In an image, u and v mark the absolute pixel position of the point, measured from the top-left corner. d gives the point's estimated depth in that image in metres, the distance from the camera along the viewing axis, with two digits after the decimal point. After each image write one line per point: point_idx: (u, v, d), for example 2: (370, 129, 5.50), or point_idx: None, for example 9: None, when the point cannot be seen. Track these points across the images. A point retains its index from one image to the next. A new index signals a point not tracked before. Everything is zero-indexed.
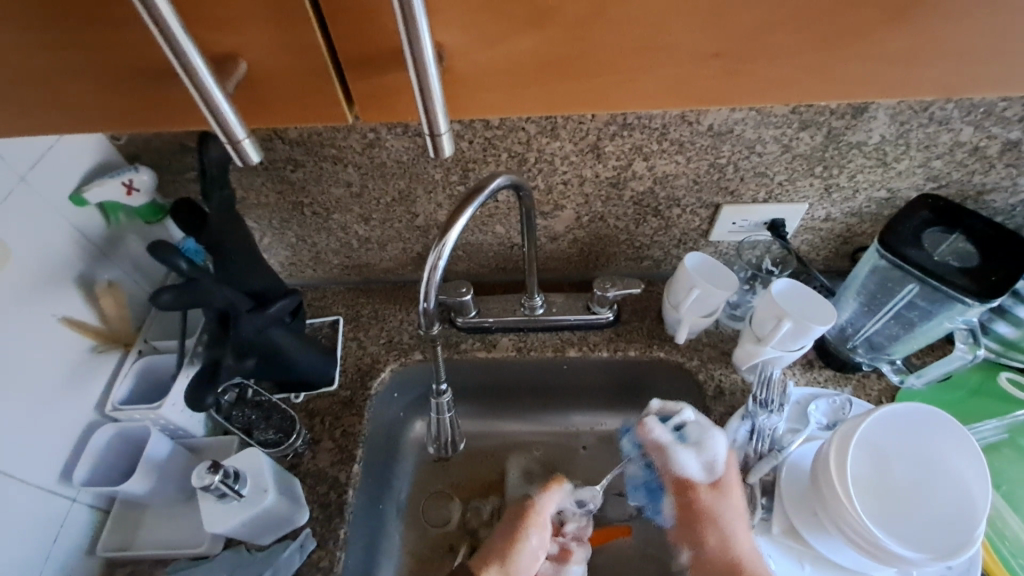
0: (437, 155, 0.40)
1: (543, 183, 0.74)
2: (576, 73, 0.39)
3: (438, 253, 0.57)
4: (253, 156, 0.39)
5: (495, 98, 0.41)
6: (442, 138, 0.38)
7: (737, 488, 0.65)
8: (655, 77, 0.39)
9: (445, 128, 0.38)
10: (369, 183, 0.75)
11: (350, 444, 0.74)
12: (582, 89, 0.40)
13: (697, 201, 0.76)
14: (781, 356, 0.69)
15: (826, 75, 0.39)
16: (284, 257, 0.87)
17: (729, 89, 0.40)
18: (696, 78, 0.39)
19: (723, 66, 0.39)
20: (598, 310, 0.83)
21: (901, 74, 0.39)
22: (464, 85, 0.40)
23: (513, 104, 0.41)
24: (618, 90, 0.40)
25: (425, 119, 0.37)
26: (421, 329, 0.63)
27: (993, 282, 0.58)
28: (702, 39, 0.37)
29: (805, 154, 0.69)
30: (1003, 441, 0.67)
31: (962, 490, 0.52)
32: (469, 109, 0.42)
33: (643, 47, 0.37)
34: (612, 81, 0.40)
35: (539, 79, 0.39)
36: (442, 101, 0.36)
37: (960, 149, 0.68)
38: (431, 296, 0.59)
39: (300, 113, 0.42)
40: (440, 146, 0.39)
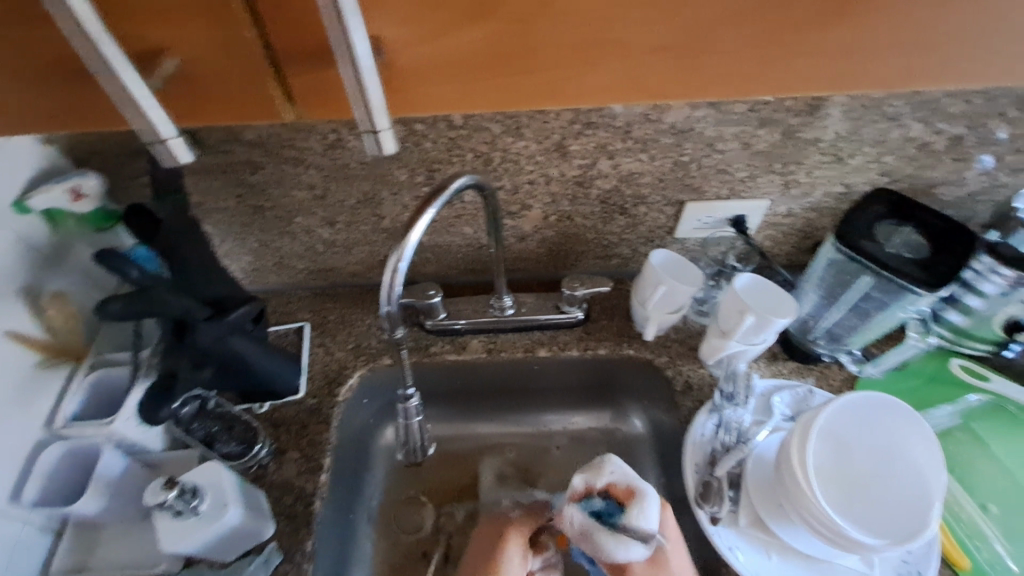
0: (380, 153, 0.39)
1: (509, 184, 0.74)
2: (524, 69, 0.39)
3: (400, 255, 0.55)
4: (182, 158, 0.39)
5: (455, 93, 0.40)
6: (383, 136, 0.38)
7: (705, 481, 0.65)
8: (606, 70, 0.39)
9: (386, 127, 0.37)
10: (331, 186, 0.73)
11: (317, 453, 0.72)
12: (539, 82, 0.40)
13: (662, 199, 0.77)
14: (746, 350, 0.71)
15: (779, 64, 0.40)
16: (246, 263, 0.85)
17: (680, 85, 0.41)
18: (647, 73, 0.40)
19: (675, 59, 0.39)
20: (567, 309, 0.83)
21: (850, 67, 0.40)
22: (414, 79, 0.39)
23: (463, 100, 0.41)
24: (575, 82, 0.40)
25: (365, 115, 0.36)
26: (385, 333, 0.61)
27: (942, 272, 0.59)
28: (649, 32, 0.37)
29: (764, 151, 0.70)
30: (956, 426, 0.69)
31: (918, 475, 0.53)
32: (418, 108, 0.41)
33: (592, 40, 0.37)
34: (561, 76, 0.39)
35: (495, 71, 0.39)
36: (379, 97, 0.36)
37: (910, 144, 0.70)
38: (394, 298, 0.57)
39: (239, 111, 0.40)
40: (383, 144, 0.39)
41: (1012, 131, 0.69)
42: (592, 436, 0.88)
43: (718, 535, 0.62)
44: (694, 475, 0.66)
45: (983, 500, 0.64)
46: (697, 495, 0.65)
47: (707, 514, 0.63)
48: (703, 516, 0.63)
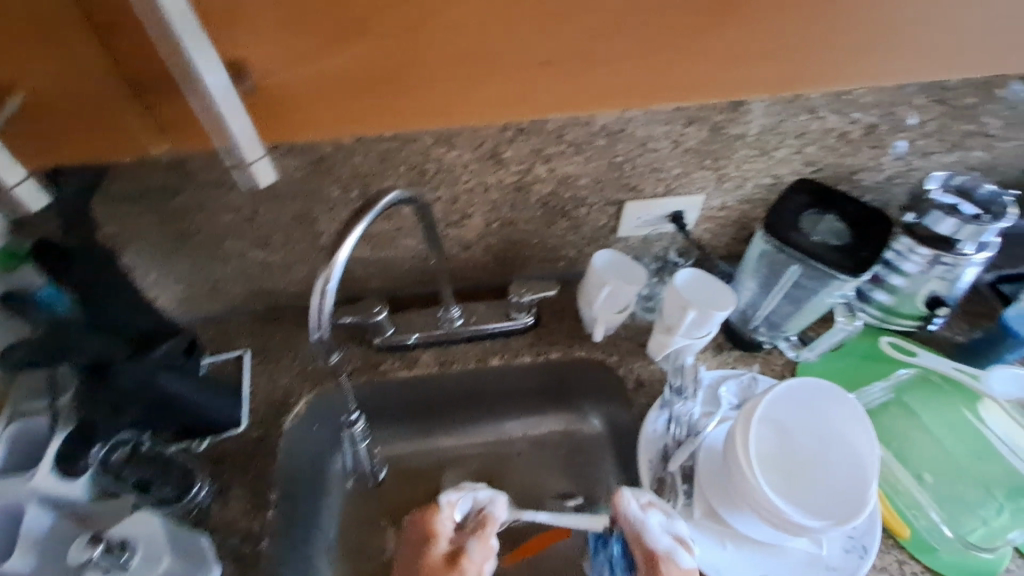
0: (255, 184, 0.55)
1: (447, 194, 0.73)
2: (360, 93, 0.59)
3: (327, 276, 0.52)
4: (31, 202, 0.56)
5: (333, 115, 0.60)
6: (256, 166, 0.53)
7: (660, 477, 0.67)
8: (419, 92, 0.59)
9: (256, 158, 0.53)
10: (259, 207, 0.70)
11: (264, 487, 0.70)
12: (391, 107, 0.61)
13: (601, 200, 0.78)
14: (691, 344, 0.72)
15: (558, 96, 0.62)
16: (177, 292, 0.80)
17: (471, 105, 0.62)
18: (452, 97, 0.61)
19: (467, 81, 0.59)
20: (517, 316, 0.83)
21: (596, 77, 0.61)
22: (286, 105, 0.58)
23: (315, 117, 0.60)
24: (422, 109, 0.61)
25: (241, 152, 0.52)
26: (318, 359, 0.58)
27: (863, 258, 0.61)
28: (443, 72, 0.58)
29: (694, 148, 0.72)
30: (891, 401, 0.73)
31: (855, 454, 0.55)
32: (283, 126, 0.60)
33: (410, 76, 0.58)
34: (389, 103, 0.60)
35: (355, 99, 0.59)
36: (242, 136, 0.51)
37: (829, 135, 0.73)
38: (324, 323, 0.54)
39: (118, 136, 0.60)
40: (258, 174, 0.54)
41: (920, 117, 0.73)
42: (552, 439, 0.88)
43: None
44: (649, 472, 0.67)
45: (919, 470, 0.67)
46: (653, 492, 0.66)
47: None
48: None
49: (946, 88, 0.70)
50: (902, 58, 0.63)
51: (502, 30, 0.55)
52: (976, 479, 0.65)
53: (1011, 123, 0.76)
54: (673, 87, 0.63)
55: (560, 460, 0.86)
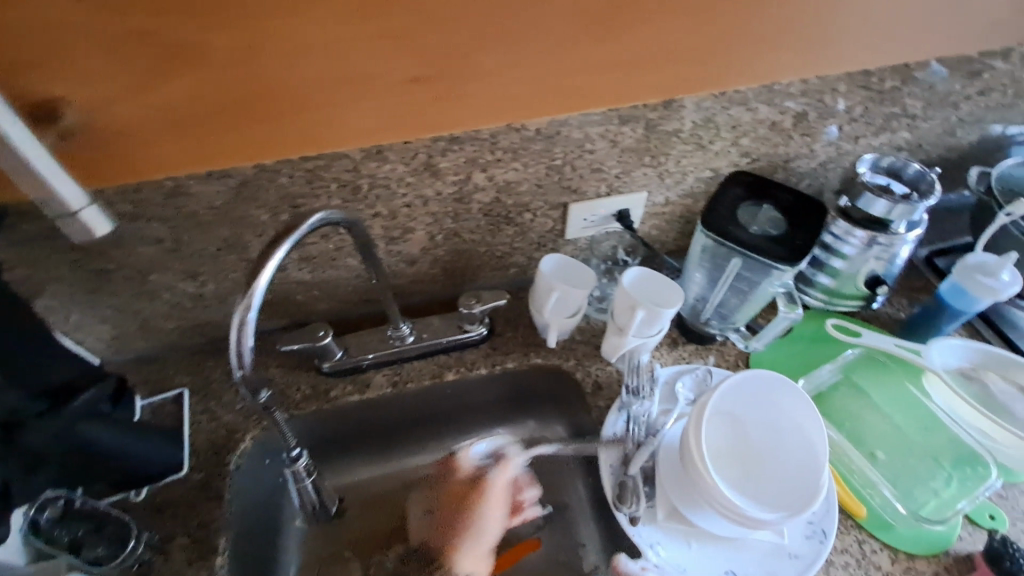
0: (93, 237, 0.59)
1: (385, 209, 0.70)
2: (199, 127, 0.56)
3: (245, 306, 0.48)
4: None
5: (185, 147, 0.57)
6: (83, 214, 0.56)
7: (621, 481, 0.66)
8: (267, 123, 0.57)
9: (81, 206, 0.56)
10: (182, 237, 0.66)
11: (209, 534, 0.66)
12: (247, 134, 0.58)
13: (545, 204, 0.77)
14: (643, 343, 0.71)
15: (424, 115, 0.61)
16: (104, 332, 0.75)
17: (333, 135, 0.60)
18: (308, 127, 0.59)
19: (323, 109, 0.58)
20: (470, 328, 0.81)
21: (465, 98, 0.61)
22: (117, 143, 0.55)
23: (153, 154, 0.57)
24: (283, 132, 0.59)
25: (60, 201, 0.54)
26: (247, 398, 0.54)
27: (800, 246, 0.62)
28: (294, 102, 0.57)
29: (631, 147, 0.72)
30: (841, 381, 0.74)
31: (805, 441, 0.56)
32: (118, 167, 0.57)
33: (254, 106, 0.56)
34: (236, 136, 0.58)
35: (204, 126, 0.56)
36: (62, 188, 0.54)
37: (761, 125, 0.74)
38: (245, 359, 0.50)
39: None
40: (93, 227, 0.58)
41: (846, 103, 0.75)
42: None
43: (639, 534, 0.63)
44: (610, 477, 0.67)
45: (871, 448, 0.68)
46: (615, 498, 0.65)
47: (626, 515, 0.63)
48: (623, 518, 0.63)
49: (866, 73, 0.72)
50: (796, 54, 0.67)
51: (353, 46, 0.54)
52: (923, 453, 0.67)
53: (931, 104, 0.79)
54: (544, 103, 0.64)
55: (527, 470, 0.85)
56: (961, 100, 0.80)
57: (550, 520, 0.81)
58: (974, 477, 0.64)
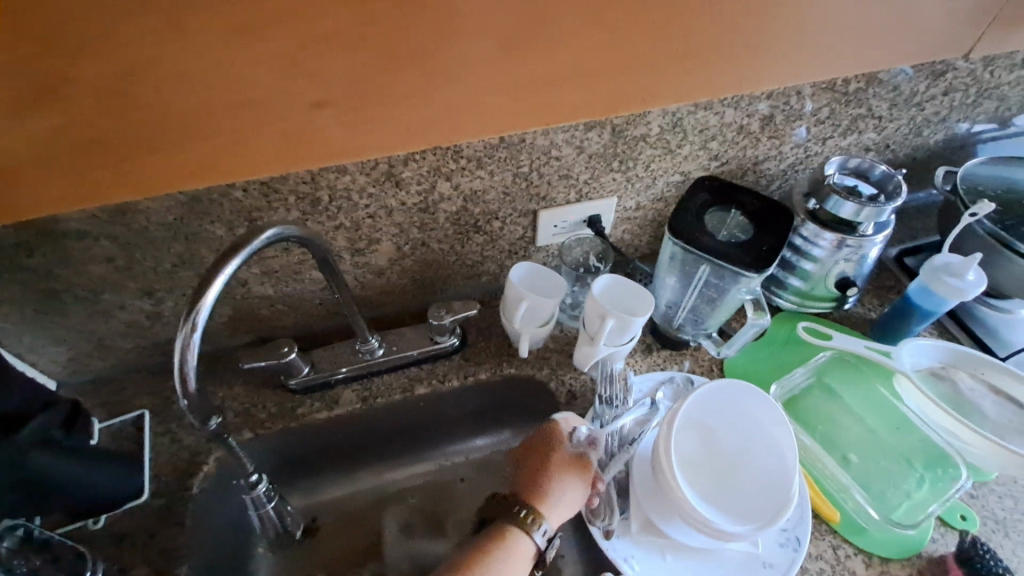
0: None
1: (347, 221, 0.68)
2: (92, 160, 0.54)
3: (191, 325, 0.46)
4: None
5: (91, 178, 0.56)
6: None
7: (594, 495, 0.64)
8: (168, 153, 0.56)
9: None
10: (134, 254, 0.64)
11: (169, 562, 0.63)
12: (147, 163, 0.56)
13: (514, 212, 0.75)
14: (615, 352, 0.70)
15: (339, 138, 0.60)
16: (58, 354, 0.72)
17: (246, 161, 0.59)
18: (215, 155, 0.57)
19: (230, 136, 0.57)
20: (441, 339, 0.79)
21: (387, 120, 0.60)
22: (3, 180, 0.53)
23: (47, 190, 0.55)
24: (192, 160, 0.57)
25: None
26: (195, 423, 0.52)
27: (764, 252, 0.61)
28: (195, 131, 0.55)
29: (598, 152, 0.71)
30: (814, 384, 0.74)
31: (775, 450, 0.55)
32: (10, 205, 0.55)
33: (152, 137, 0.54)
34: (136, 167, 0.56)
35: (94, 158, 0.54)
36: None
37: (728, 129, 0.74)
38: (189, 385, 0.48)
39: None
40: None
41: (812, 105, 0.75)
42: (495, 460, 0.85)
43: (613, 548, 0.61)
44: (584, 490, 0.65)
45: (844, 452, 0.68)
46: (588, 511, 0.64)
47: (600, 529, 0.62)
48: (597, 532, 0.62)
49: (830, 75, 0.72)
50: (755, 57, 0.67)
51: (247, 71, 0.53)
52: (895, 454, 0.67)
53: (895, 104, 0.79)
54: (472, 121, 0.63)
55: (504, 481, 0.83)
56: (925, 100, 0.80)
57: None
58: (946, 478, 0.64)
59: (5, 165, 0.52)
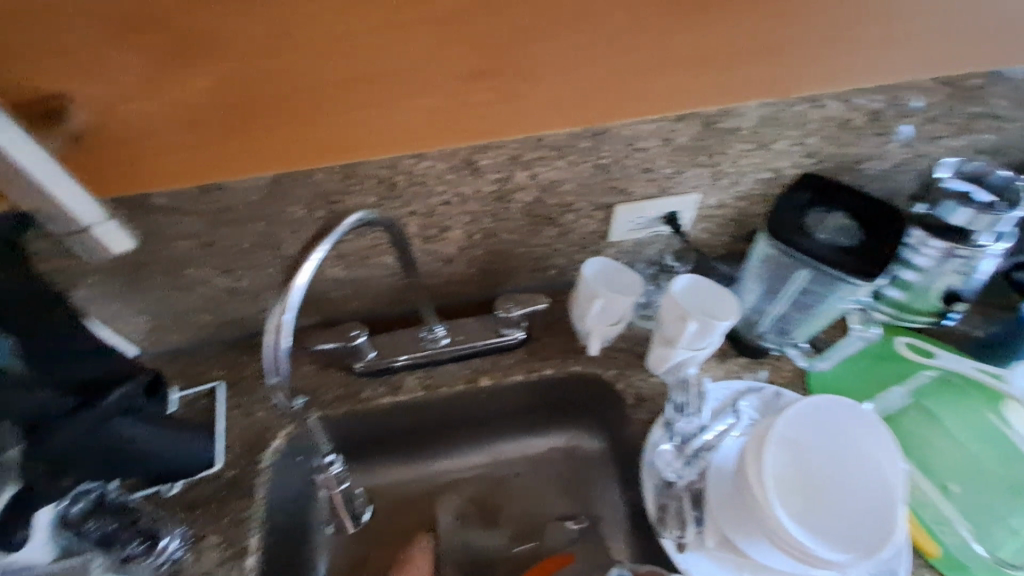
0: (119, 247, 0.54)
1: (422, 207, 0.68)
2: (262, 127, 0.55)
3: (282, 309, 0.46)
4: None
5: (166, 144, 0.54)
6: (97, 231, 0.51)
7: (663, 504, 0.61)
8: (326, 124, 0.56)
9: (92, 223, 0.51)
10: (218, 232, 0.65)
11: (240, 534, 0.65)
12: (299, 135, 0.56)
13: (589, 205, 0.72)
14: (692, 356, 0.67)
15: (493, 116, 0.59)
16: (141, 324, 0.75)
17: (400, 139, 0.59)
18: (375, 128, 0.57)
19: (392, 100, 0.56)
20: (507, 332, 0.78)
21: (549, 97, 0.58)
22: (173, 149, 0.55)
23: (213, 165, 0.57)
24: (268, 135, 0.56)
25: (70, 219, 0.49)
26: (280, 404, 0.51)
27: (876, 261, 0.57)
28: (363, 98, 0.55)
29: (686, 145, 0.67)
30: (910, 405, 0.68)
31: (880, 481, 0.50)
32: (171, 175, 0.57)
33: (321, 101, 0.54)
34: (293, 136, 0.56)
35: (256, 125, 0.55)
36: (81, 201, 0.49)
37: (830, 124, 0.68)
38: (280, 365, 0.48)
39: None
40: (111, 244, 0.53)
41: (927, 101, 0.68)
42: (551, 458, 0.84)
43: (687, 561, 0.59)
44: (652, 497, 0.62)
45: (943, 480, 0.62)
46: (657, 520, 0.61)
47: (672, 541, 0.60)
48: (668, 544, 0.60)
49: (952, 68, 0.65)
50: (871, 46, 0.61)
51: (359, 49, 0.52)
52: (999, 484, 0.60)
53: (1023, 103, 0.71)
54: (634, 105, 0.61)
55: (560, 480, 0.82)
56: None
57: (584, 534, 0.77)
58: None
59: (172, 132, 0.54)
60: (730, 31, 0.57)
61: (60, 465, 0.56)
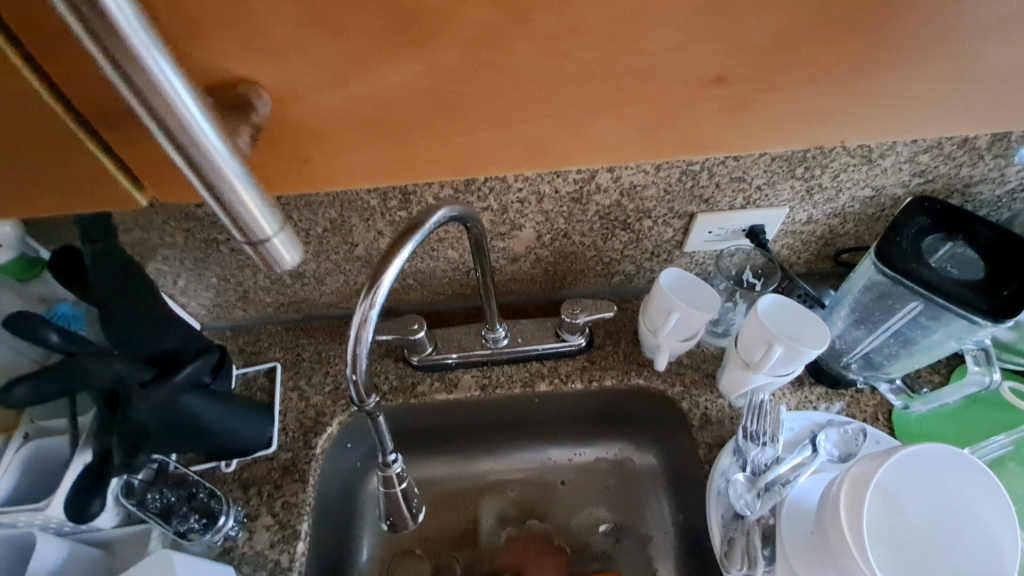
0: (282, 265, 0.42)
1: (496, 204, 0.65)
2: (450, 130, 0.54)
3: (368, 304, 0.46)
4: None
5: (321, 137, 0.53)
6: (272, 242, 0.40)
7: (730, 538, 0.58)
8: (515, 129, 0.54)
9: (271, 232, 0.40)
10: (292, 214, 0.64)
11: (292, 518, 0.64)
12: (482, 139, 0.55)
13: (669, 212, 0.68)
14: (771, 382, 0.63)
15: (686, 129, 0.56)
16: (207, 299, 0.75)
17: (585, 145, 0.57)
18: (558, 136, 0.56)
19: (595, 109, 0.53)
20: (568, 337, 0.75)
21: (743, 118, 0.55)
22: (359, 146, 0.54)
23: (393, 161, 0.57)
24: (409, 140, 0.54)
25: (242, 231, 0.39)
26: (354, 401, 0.50)
27: (1006, 298, 0.52)
28: (557, 109, 0.53)
29: (784, 155, 0.62)
30: (1008, 455, 0.61)
31: (990, 546, 0.46)
32: (352, 168, 0.57)
33: (518, 108, 0.52)
34: (480, 139, 0.55)
35: (437, 127, 0.53)
36: (246, 206, 0.38)
37: (949, 141, 0.62)
38: (359, 360, 0.47)
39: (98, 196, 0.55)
40: (278, 254, 0.41)
41: None
42: (601, 469, 0.81)
43: None
44: (718, 530, 0.59)
45: None
46: (723, 554, 0.58)
47: None
48: None
49: None
50: None
51: (569, 59, 0.48)
52: None
53: None
54: (831, 125, 0.57)
55: (609, 494, 0.78)
56: None
57: (630, 553, 0.74)
58: None
59: (355, 129, 0.53)
60: (883, 63, 0.51)
61: (133, 446, 0.54)
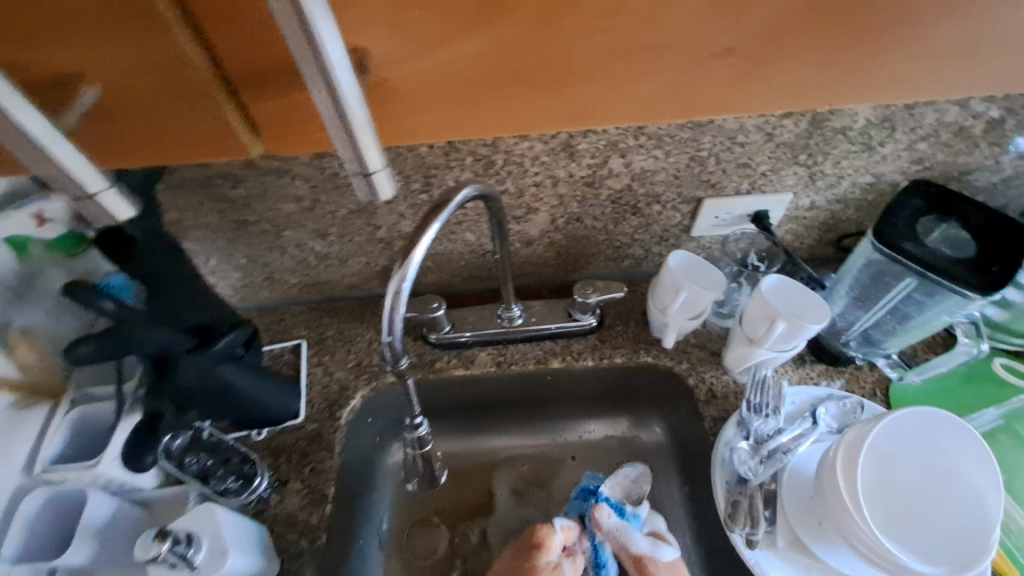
0: (379, 196, 0.42)
1: (513, 187, 0.69)
2: (526, 88, 0.50)
3: (401, 276, 0.49)
4: (118, 208, 0.40)
5: (403, 98, 0.50)
6: (376, 175, 0.41)
7: (734, 501, 0.61)
8: (604, 84, 0.50)
9: (378, 165, 0.40)
10: (321, 197, 0.68)
11: (320, 483, 0.68)
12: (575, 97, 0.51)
13: (678, 197, 0.72)
14: (774, 357, 0.66)
15: (790, 70, 0.49)
16: (234, 280, 0.79)
17: (689, 86, 0.50)
18: (664, 73, 0.49)
19: (727, 58, 0.48)
20: (579, 317, 0.79)
21: (861, 65, 0.50)
22: (437, 110, 0.51)
23: (480, 123, 0.53)
24: (474, 98, 0.50)
25: (358, 158, 0.40)
26: (387, 364, 0.54)
27: (994, 274, 0.55)
28: (661, 54, 0.48)
29: (789, 142, 0.65)
30: (999, 428, 0.64)
31: (976, 501, 0.49)
32: (417, 130, 0.53)
33: (603, 57, 0.48)
34: (577, 96, 0.51)
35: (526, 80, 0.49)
36: (367, 137, 0.39)
37: (945, 130, 0.65)
38: (394, 327, 0.51)
39: (211, 147, 0.52)
40: (379, 185, 0.42)
41: None
42: (610, 445, 0.84)
43: (755, 557, 0.59)
44: (723, 494, 0.63)
45: None
46: (727, 516, 0.61)
47: (742, 537, 0.60)
48: (738, 539, 0.60)
49: None
50: None
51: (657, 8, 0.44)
52: None
53: None
54: (964, 78, 0.51)
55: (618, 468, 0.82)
56: None
57: None
58: None
59: (441, 85, 0.49)
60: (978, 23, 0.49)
61: (183, 397, 0.61)
